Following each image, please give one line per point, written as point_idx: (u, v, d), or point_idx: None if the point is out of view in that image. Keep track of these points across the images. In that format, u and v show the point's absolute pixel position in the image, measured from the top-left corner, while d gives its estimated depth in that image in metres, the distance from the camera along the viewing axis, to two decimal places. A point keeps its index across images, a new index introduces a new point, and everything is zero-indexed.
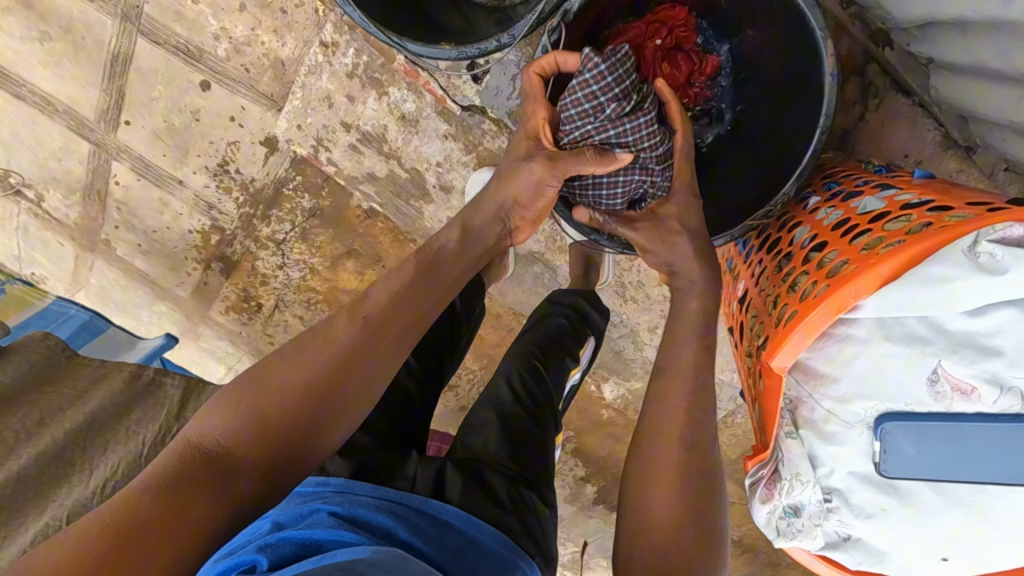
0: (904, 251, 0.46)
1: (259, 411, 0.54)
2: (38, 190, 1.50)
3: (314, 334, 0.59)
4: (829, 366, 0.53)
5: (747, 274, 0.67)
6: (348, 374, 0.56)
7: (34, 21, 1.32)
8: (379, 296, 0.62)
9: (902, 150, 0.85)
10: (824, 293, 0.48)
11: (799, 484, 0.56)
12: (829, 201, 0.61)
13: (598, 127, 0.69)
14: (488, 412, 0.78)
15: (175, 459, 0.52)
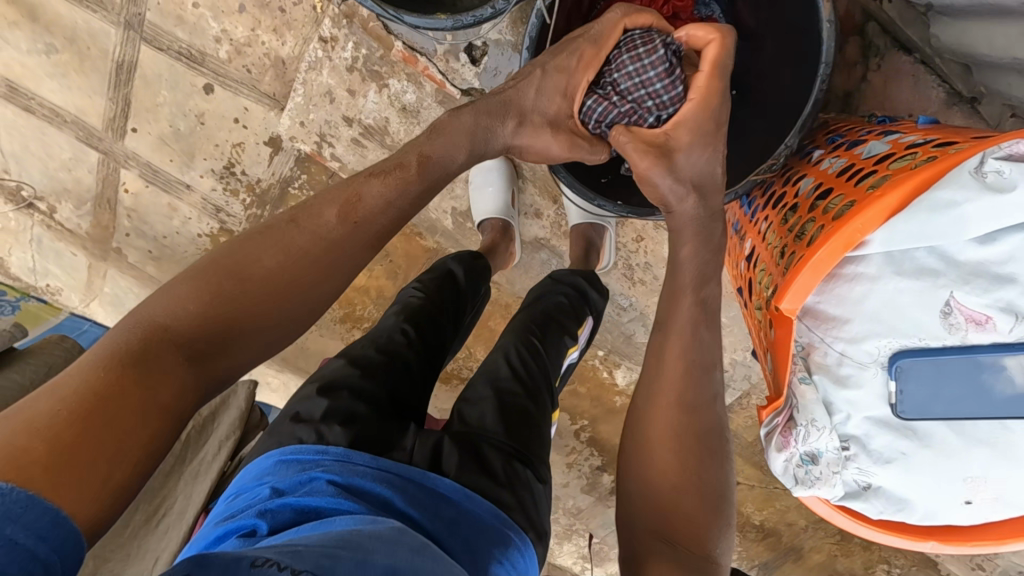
0: (912, 178, 0.46)
1: (225, 293, 0.56)
2: (50, 202, 1.53)
3: (298, 230, 0.61)
4: (843, 307, 0.53)
5: (754, 232, 0.66)
6: (320, 267, 0.61)
7: (41, 33, 1.35)
8: (373, 199, 0.63)
9: (907, 109, 0.84)
10: (831, 232, 0.48)
11: (815, 431, 0.56)
12: (833, 152, 0.61)
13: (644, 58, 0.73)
14: (485, 387, 0.76)
15: (134, 334, 0.52)
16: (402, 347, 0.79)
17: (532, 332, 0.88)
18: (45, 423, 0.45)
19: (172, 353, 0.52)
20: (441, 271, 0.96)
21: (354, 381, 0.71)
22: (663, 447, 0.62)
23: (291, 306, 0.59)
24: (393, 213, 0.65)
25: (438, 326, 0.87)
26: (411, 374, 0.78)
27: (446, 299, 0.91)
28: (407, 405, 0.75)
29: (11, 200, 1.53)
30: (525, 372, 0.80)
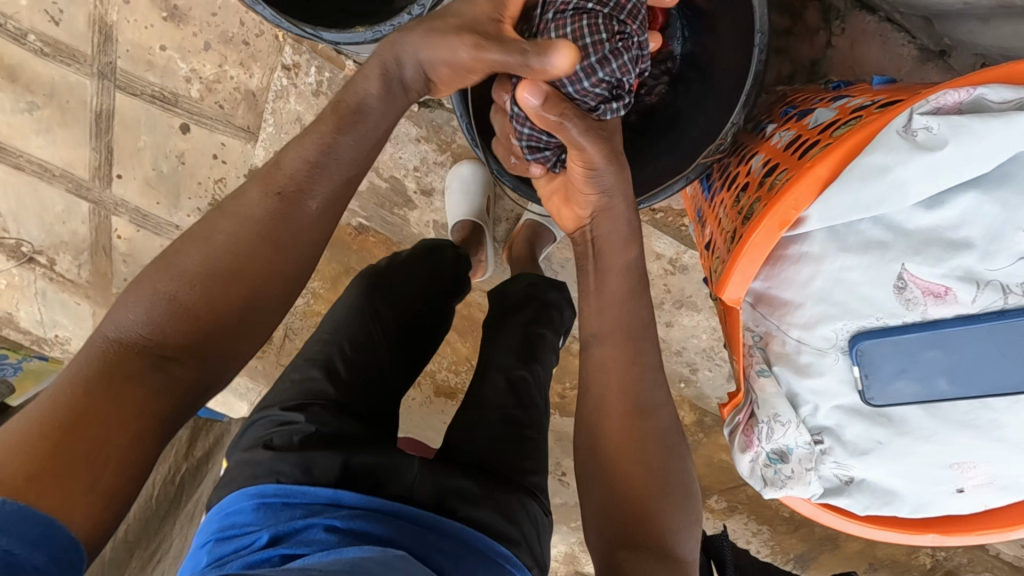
0: (847, 143, 0.44)
1: (173, 295, 0.53)
2: (49, 255, 1.56)
3: (225, 213, 0.57)
4: (791, 291, 0.55)
5: (714, 218, 0.62)
6: (268, 249, 0.56)
7: (22, 93, 1.38)
8: (294, 163, 0.57)
9: (879, 71, 0.80)
10: (765, 210, 0.46)
11: (779, 426, 0.58)
12: (785, 124, 0.57)
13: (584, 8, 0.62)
14: (485, 415, 0.75)
15: (93, 355, 0.51)
16: (374, 349, 0.77)
17: (519, 349, 0.84)
18: (16, 445, 0.45)
19: (131, 365, 0.51)
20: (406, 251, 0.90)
21: (325, 396, 0.69)
22: (620, 454, 0.62)
23: (244, 291, 0.55)
24: (320, 177, 0.57)
25: (411, 323, 0.85)
26: (384, 372, 0.77)
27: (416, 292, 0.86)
28: (380, 405, 0.75)
29: (13, 256, 1.57)
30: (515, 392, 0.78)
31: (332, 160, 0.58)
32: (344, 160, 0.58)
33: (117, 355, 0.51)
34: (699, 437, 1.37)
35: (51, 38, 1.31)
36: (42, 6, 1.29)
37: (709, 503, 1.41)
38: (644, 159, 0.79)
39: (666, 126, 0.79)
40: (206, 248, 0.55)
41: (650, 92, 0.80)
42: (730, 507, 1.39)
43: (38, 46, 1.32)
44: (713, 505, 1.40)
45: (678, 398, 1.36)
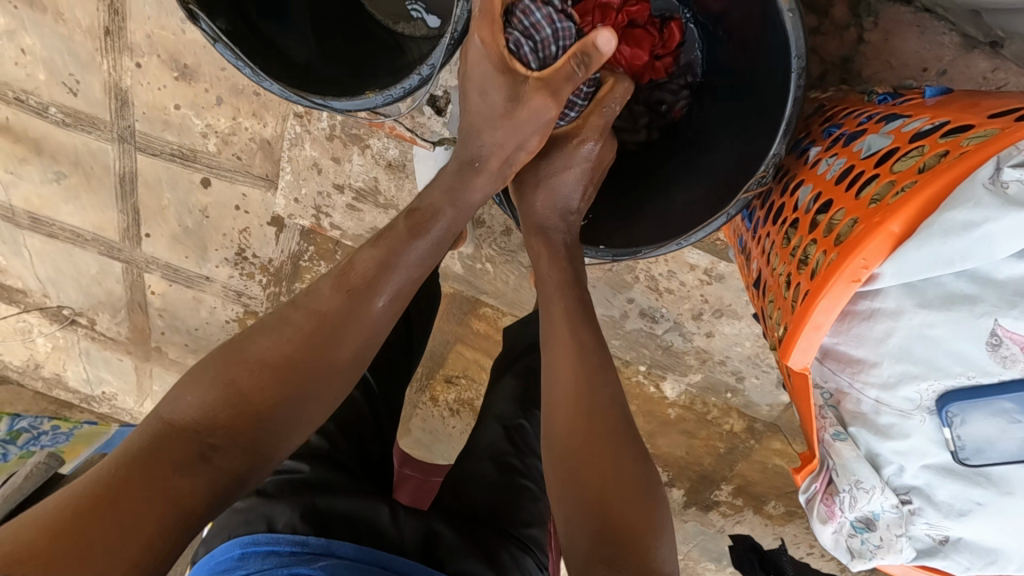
0: (919, 195, 0.41)
1: (237, 386, 0.55)
2: (89, 315, 1.61)
3: (295, 308, 0.61)
4: (864, 348, 0.53)
5: (759, 252, 0.58)
6: (329, 346, 0.58)
7: (49, 164, 1.40)
8: (366, 266, 0.63)
9: (919, 63, 0.74)
10: (831, 267, 0.43)
11: (862, 493, 0.56)
12: (831, 149, 0.53)
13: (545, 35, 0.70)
14: (489, 466, 0.79)
15: (148, 435, 0.52)
16: (359, 402, 0.79)
17: (520, 395, 0.88)
18: (61, 513, 0.45)
19: (175, 445, 0.51)
20: None
21: (318, 449, 0.70)
22: (571, 447, 0.59)
23: (295, 384, 0.56)
24: (388, 288, 0.63)
25: (394, 373, 0.87)
26: (369, 423, 0.77)
27: (392, 336, 0.89)
28: (370, 460, 0.75)
29: (56, 319, 1.63)
30: (509, 437, 0.83)
31: (395, 271, 0.63)
32: (409, 262, 0.64)
33: (166, 437, 0.52)
34: (750, 443, 1.33)
35: (72, 109, 1.31)
36: (60, 78, 1.28)
37: (766, 509, 1.38)
38: (670, 185, 0.75)
39: (705, 149, 0.73)
40: (272, 344, 0.58)
41: (669, 105, 0.79)
42: (788, 512, 1.37)
43: (60, 118, 1.33)
44: (771, 511, 1.37)
45: (725, 406, 1.32)
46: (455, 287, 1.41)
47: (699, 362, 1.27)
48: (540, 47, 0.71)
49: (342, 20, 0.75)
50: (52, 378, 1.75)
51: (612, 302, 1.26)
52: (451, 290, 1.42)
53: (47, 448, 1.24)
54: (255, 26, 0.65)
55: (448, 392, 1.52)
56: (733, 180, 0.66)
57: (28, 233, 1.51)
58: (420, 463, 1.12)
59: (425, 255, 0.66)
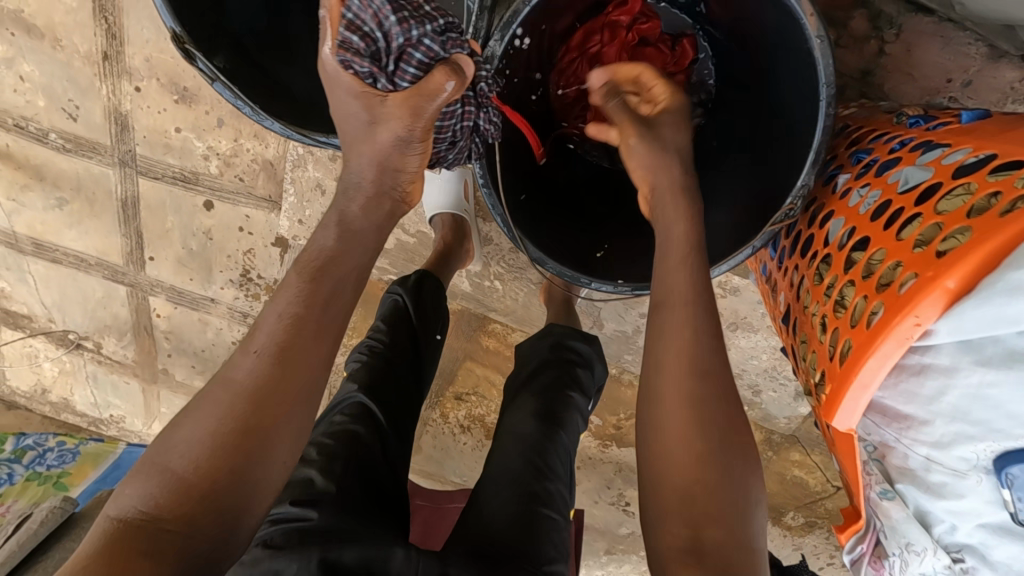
0: (979, 249, 0.36)
1: (175, 477, 0.48)
2: (95, 339, 1.60)
3: (214, 384, 0.52)
4: (912, 405, 0.48)
5: (786, 284, 0.56)
6: (262, 411, 0.49)
7: (50, 190, 1.39)
8: (274, 322, 0.53)
9: (943, 74, 0.72)
10: (877, 325, 0.39)
11: (913, 556, 0.55)
12: (861, 178, 0.50)
13: (364, 36, 0.56)
14: (507, 494, 0.75)
15: (88, 550, 0.45)
16: (370, 441, 0.68)
17: (541, 413, 0.86)
18: None
19: (140, 554, 0.44)
20: (398, 327, 0.87)
21: (323, 494, 0.61)
22: (677, 419, 0.53)
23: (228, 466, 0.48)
24: (314, 337, 0.53)
25: (406, 410, 0.78)
26: (379, 461, 0.68)
27: (405, 351, 0.84)
28: (384, 501, 0.66)
29: (62, 344, 1.62)
30: (534, 459, 0.79)
31: (311, 319, 0.53)
32: (340, 304, 0.55)
33: (108, 552, 0.45)
34: (767, 455, 1.31)
35: (72, 134, 1.29)
36: (58, 104, 1.26)
37: (784, 519, 1.36)
38: None
39: (722, 174, 0.71)
40: (195, 423, 0.50)
41: None
42: (807, 522, 1.34)
43: (60, 143, 1.31)
44: (790, 521, 1.35)
45: None
46: (463, 305, 1.38)
47: None
48: (370, 39, 0.57)
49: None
50: (59, 403, 1.74)
51: (624, 317, 1.24)
52: (459, 307, 1.39)
53: (54, 469, 1.23)
54: (258, 63, 0.66)
55: (459, 409, 1.50)
56: (762, 208, 0.62)
57: (31, 259, 1.50)
58: (431, 492, 1.14)
59: (329, 300, 0.55)
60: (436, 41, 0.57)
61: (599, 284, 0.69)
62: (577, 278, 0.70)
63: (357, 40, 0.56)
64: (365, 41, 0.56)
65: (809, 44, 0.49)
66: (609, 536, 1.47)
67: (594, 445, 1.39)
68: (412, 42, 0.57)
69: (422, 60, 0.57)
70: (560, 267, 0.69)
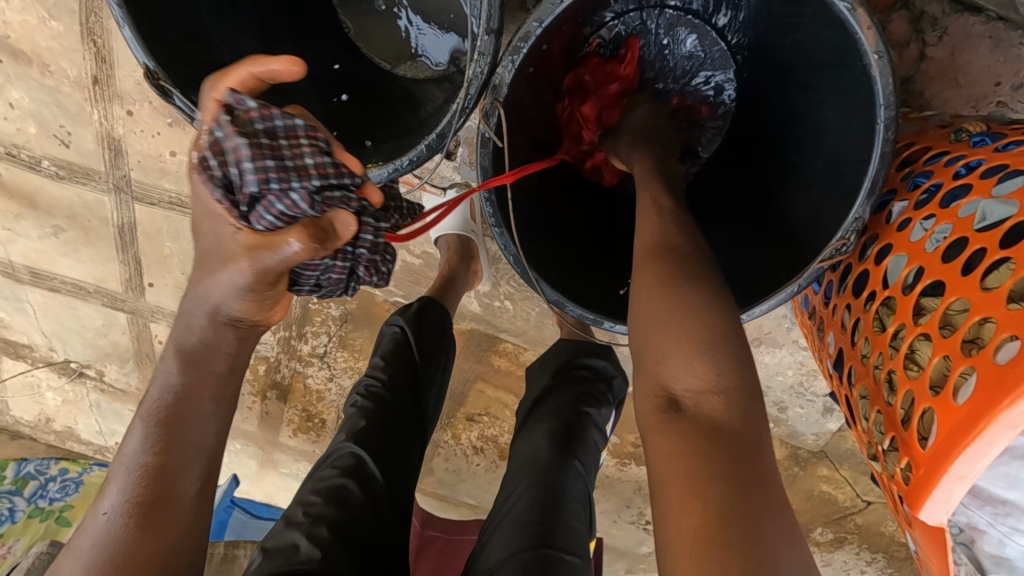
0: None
1: None
2: (98, 367, 1.56)
3: (66, 559, 0.49)
4: (1017, 492, 0.43)
5: (838, 329, 0.50)
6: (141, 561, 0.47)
7: (45, 219, 1.35)
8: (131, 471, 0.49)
9: (991, 78, 0.66)
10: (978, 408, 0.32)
11: None
12: (925, 211, 0.44)
13: (224, 168, 0.48)
14: (516, 540, 0.68)
15: None
16: (359, 499, 0.62)
17: (557, 437, 0.81)
18: None
19: None
20: (398, 363, 0.82)
21: (307, 563, 0.54)
22: (649, 301, 0.51)
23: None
24: (185, 470, 0.51)
25: (405, 461, 0.71)
26: (371, 520, 0.62)
27: (403, 388, 0.79)
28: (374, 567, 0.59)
29: (64, 372, 1.58)
30: (545, 494, 0.73)
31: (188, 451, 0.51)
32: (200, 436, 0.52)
33: None
34: (795, 471, 1.25)
35: (65, 161, 1.25)
36: (50, 130, 1.22)
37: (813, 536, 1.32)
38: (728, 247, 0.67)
39: (763, 199, 0.68)
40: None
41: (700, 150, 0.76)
42: (836, 538, 1.30)
43: (53, 170, 1.27)
44: (819, 537, 1.31)
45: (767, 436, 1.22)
46: (473, 326, 1.33)
47: None
48: (226, 171, 0.48)
49: (346, 82, 0.74)
50: (64, 431, 1.71)
51: None
52: (469, 327, 1.34)
53: (57, 503, 1.15)
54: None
55: (470, 431, 1.44)
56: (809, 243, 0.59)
57: (29, 288, 1.46)
58: (442, 521, 1.09)
59: (196, 432, 0.52)
60: (303, 195, 0.48)
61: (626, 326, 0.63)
62: (597, 318, 0.63)
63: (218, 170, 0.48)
64: (223, 173, 0.48)
65: (866, 64, 0.44)
66: (629, 555, 1.43)
67: (613, 465, 1.32)
68: (279, 192, 0.48)
69: (282, 214, 0.48)
70: (578, 308, 0.63)
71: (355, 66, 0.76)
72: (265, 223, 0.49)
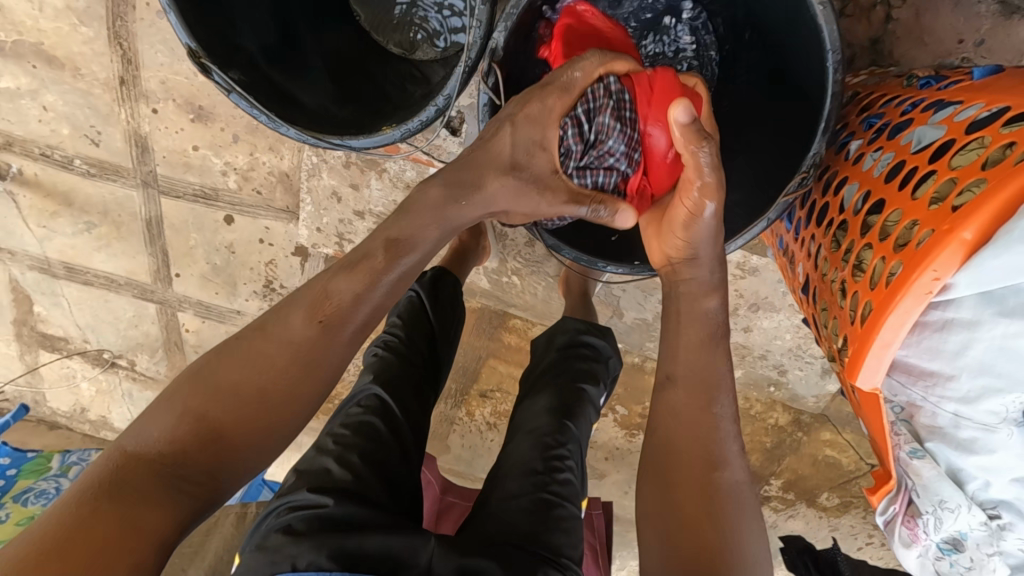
0: (994, 198, 0.38)
1: (206, 411, 0.54)
2: (129, 357, 1.63)
3: (265, 340, 0.57)
4: (938, 362, 0.51)
5: (805, 255, 0.58)
6: (302, 376, 0.56)
7: (78, 216, 1.43)
8: (340, 296, 0.57)
9: (954, 36, 0.71)
10: (899, 280, 0.41)
11: (947, 514, 0.56)
12: (873, 142, 0.52)
13: (604, 129, 0.66)
14: (523, 479, 0.74)
15: (116, 464, 0.52)
16: (382, 432, 0.69)
17: (556, 403, 0.86)
18: (45, 535, 0.47)
19: (155, 481, 0.51)
20: (413, 325, 0.88)
21: (340, 482, 0.62)
22: (677, 490, 0.58)
23: (253, 421, 0.55)
24: (362, 322, 0.58)
25: (422, 406, 0.78)
26: (395, 453, 0.69)
27: (419, 346, 0.86)
28: (399, 486, 0.67)
29: (98, 363, 1.65)
30: (546, 445, 0.79)
31: (367, 305, 0.58)
32: (384, 296, 0.59)
33: (134, 467, 0.52)
34: (798, 436, 1.28)
35: (96, 159, 1.34)
36: (81, 130, 1.30)
37: (819, 500, 1.31)
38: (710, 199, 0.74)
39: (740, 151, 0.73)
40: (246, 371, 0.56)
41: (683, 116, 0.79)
42: (843, 502, 1.29)
43: (85, 169, 1.36)
44: (825, 502, 1.30)
45: (769, 401, 1.26)
46: (482, 302, 1.40)
47: (738, 359, 1.21)
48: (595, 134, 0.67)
49: (359, 65, 0.80)
50: (98, 421, 1.75)
51: (644, 304, 1.24)
52: (479, 306, 1.41)
53: None
54: (266, 79, 0.70)
55: (484, 407, 1.50)
56: (778, 186, 0.65)
57: (64, 283, 1.54)
58: (460, 488, 1.16)
59: (391, 289, 0.60)
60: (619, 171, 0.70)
61: (616, 266, 0.70)
62: (591, 262, 0.71)
63: (594, 125, 0.66)
64: (602, 131, 0.67)
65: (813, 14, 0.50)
66: None
67: (622, 435, 1.38)
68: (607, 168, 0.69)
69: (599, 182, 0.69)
70: (571, 251, 0.71)
71: (367, 52, 0.82)
72: (582, 184, 0.69)
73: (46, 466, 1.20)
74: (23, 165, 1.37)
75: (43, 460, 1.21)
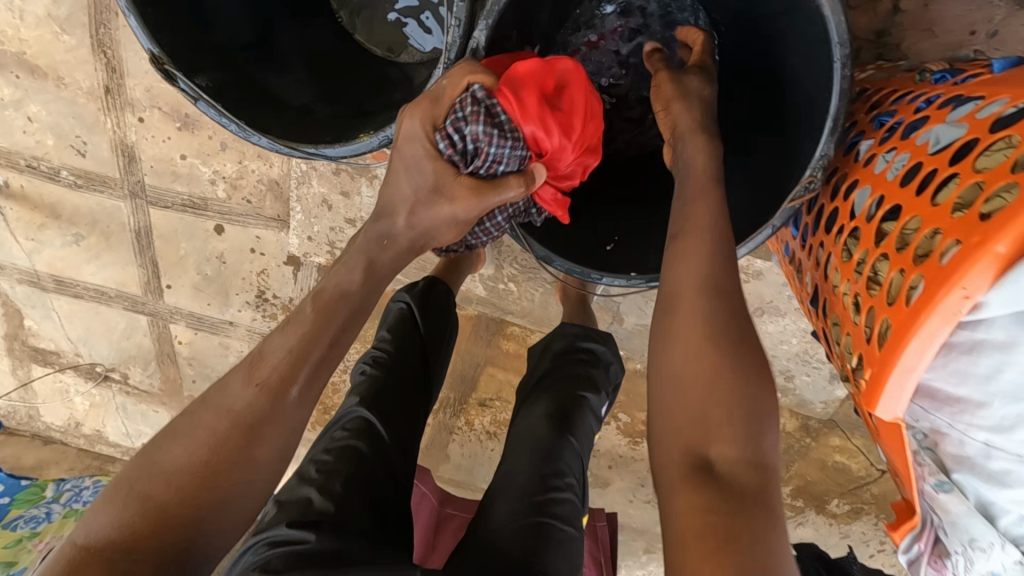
0: None
1: (153, 491, 0.51)
2: (122, 370, 1.60)
3: (206, 410, 0.55)
4: (967, 387, 0.47)
5: (813, 263, 0.55)
6: (253, 433, 0.54)
7: (67, 228, 1.40)
8: (276, 353, 0.57)
9: (965, 27, 0.68)
10: (921, 298, 0.38)
11: (978, 553, 0.52)
12: (886, 142, 0.48)
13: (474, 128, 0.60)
14: (519, 501, 0.70)
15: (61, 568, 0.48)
16: (368, 456, 0.66)
17: (553, 416, 0.82)
18: None
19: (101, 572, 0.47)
20: (403, 336, 0.84)
21: (321, 514, 0.58)
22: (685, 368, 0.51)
23: (207, 488, 0.51)
24: (308, 374, 0.57)
25: (411, 425, 0.75)
26: (382, 479, 0.65)
27: (407, 358, 0.82)
28: (386, 516, 0.64)
29: (90, 377, 1.62)
30: (544, 461, 0.75)
31: (306, 355, 0.57)
32: (327, 344, 0.59)
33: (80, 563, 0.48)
34: (806, 442, 1.24)
35: (82, 170, 1.31)
36: (67, 141, 1.27)
37: (829, 508, 1.27)
38: None
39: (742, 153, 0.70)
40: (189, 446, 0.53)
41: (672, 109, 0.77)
42: (854, 509, 1.25)
43: (72, 180, 1.33)
44: (835, 509, 1.26)
45: None
46: (479, 310, 1.36)
47: None
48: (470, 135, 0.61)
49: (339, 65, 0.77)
50: (93, 435, 1.72)
51: (645, 310, 1.20)
52: (476, 313, 1.37)
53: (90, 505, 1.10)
54: (238, 81, 0.67)
55: (484, 416, 1.47)
56: (780, 188, 0.61)
57: (54, 296, 1.51)
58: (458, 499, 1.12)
59: (337, 338, 0.59)
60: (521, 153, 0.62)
61: (611, 278, 0.66)
62: (585, 272, 0.68)
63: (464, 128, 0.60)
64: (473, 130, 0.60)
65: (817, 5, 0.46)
66: (647, 534, 1.38)
67: (625, 443, 1.34)
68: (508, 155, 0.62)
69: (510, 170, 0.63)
70: (564, 262, 0.68)
71: (349, 55, 0.79)
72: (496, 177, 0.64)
73: (40, 495, 1.16)
74: (9, 178, 1.34)
75: (38, 488, 1.19)
